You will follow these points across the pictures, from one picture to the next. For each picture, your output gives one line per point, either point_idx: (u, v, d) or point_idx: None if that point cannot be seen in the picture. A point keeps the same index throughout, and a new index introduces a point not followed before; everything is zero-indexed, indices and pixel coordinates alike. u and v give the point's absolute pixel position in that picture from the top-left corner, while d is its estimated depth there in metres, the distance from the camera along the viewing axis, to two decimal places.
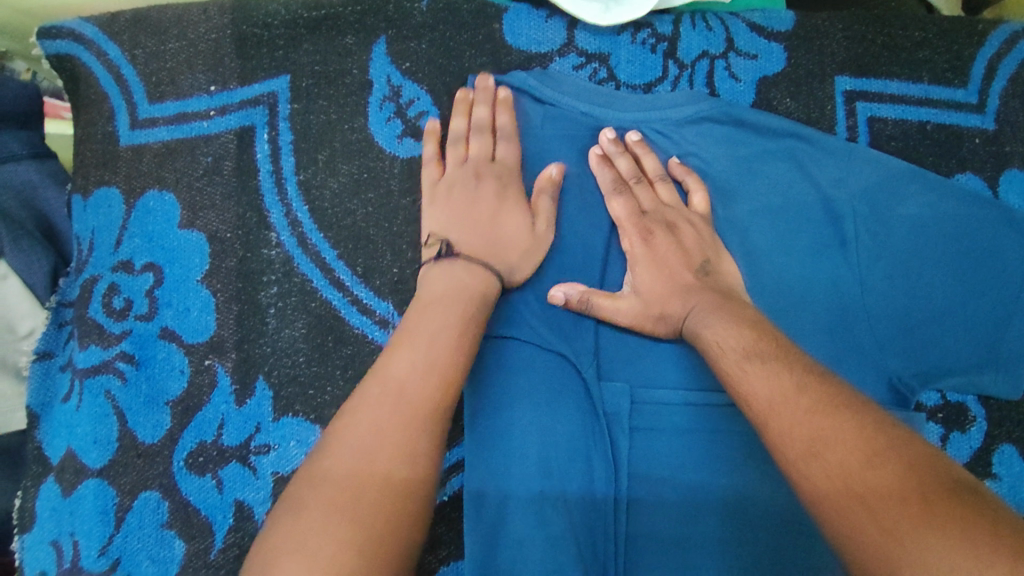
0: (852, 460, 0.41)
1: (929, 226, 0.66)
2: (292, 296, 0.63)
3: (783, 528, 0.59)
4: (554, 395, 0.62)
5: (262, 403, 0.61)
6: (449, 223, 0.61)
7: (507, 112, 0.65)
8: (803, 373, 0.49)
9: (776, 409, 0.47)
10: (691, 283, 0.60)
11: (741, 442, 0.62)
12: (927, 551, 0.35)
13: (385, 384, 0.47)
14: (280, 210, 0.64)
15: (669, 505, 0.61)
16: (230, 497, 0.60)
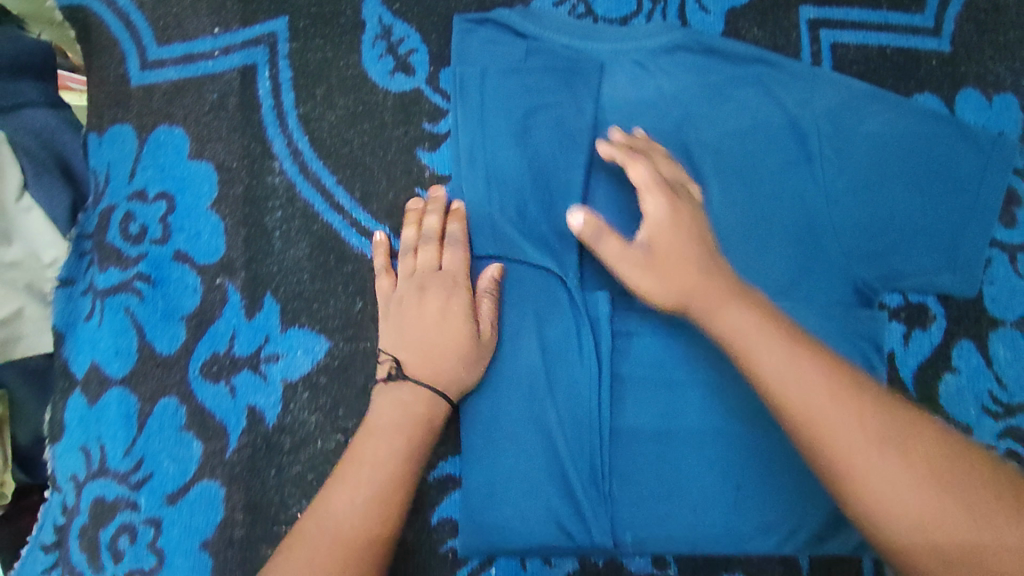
0: (884, 505, 0.46)
1: (891, 142, 0.71)
2: (295, 219, 0.68)
3: (750, 416, 0.65)
4: (540, 303, 0.67)
5: (270, 316, 0.66)
6: (396, 341, 0.64)
7: (456, 222, 0.67)
8: (789, 336, 0.53)
9: (814, 396, 0.50)
10: (711, 269, 0.57)
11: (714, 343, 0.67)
12: (905, 502, 0.46)
13: (325, 556, 0.54)
14: (281, 141, 0.69)
15: (652, 400, 0.66)
16: (243, 402, 0.65)
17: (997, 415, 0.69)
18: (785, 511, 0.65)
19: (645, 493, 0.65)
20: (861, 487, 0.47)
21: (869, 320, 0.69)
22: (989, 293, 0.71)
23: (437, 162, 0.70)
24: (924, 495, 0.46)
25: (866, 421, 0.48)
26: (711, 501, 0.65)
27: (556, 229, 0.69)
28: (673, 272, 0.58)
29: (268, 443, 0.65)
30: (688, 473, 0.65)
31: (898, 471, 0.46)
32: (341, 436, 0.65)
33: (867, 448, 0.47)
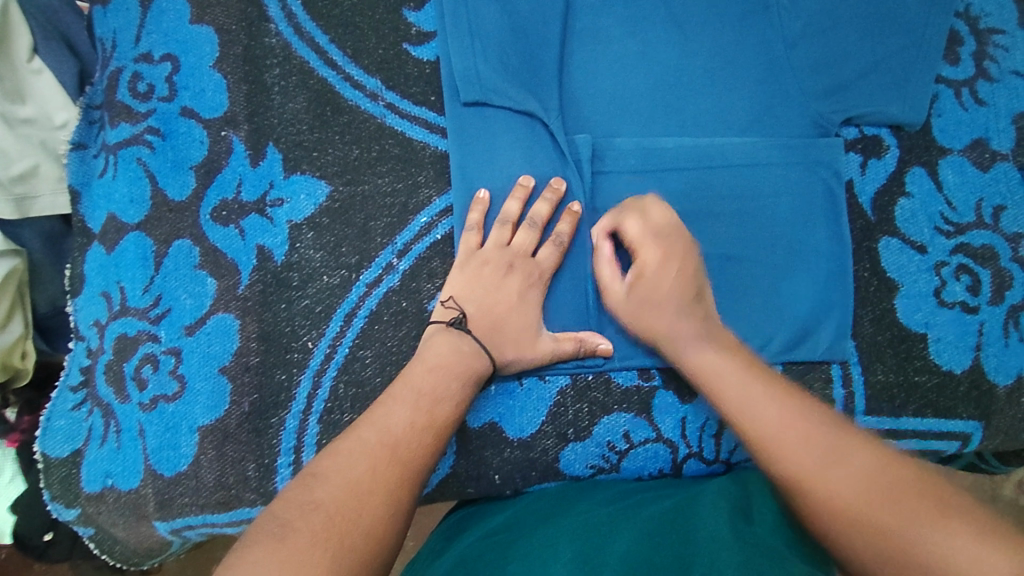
0: (831, 496, 0.46)
1: None
2: (292, 76, 0.73)
3: (717, 239, 0.73)
4: (526, 142, 0.72)
5: (273, 164, 0.71)
6: (469, 296, 0.66)
7: (566, 222, 0.69)
8: (746, 370, 0.57)
9: (744, 396, 0.55)
10: (688, 297, 0.63)
11: (684, 180, 0.74)
12: (839, 486, 0.46)
13: (379, 450, 0.51)
14: (276, 4, 0.74)
15: None
16: (253, 243, 0.70)
17: (945, 233, 0.75)
18: (756, 323, 0.71)
19: None
20: (794, 478, 0.48)
21: (826, 146, 0.75)
22: (937, 125, 0.78)
23: (422, 20, 0.75)
24: (840, 480, 0.46)
25: (806, 431, 0.50)
26: None
27: (536, 75, 0.73)
28: (649, 284, 0.64)
29: (277, 279, 0.69)
30: None
31: (830, 477, 0.47)
32: (345, 272, 0.70)
33: (803, 446, 0.49)
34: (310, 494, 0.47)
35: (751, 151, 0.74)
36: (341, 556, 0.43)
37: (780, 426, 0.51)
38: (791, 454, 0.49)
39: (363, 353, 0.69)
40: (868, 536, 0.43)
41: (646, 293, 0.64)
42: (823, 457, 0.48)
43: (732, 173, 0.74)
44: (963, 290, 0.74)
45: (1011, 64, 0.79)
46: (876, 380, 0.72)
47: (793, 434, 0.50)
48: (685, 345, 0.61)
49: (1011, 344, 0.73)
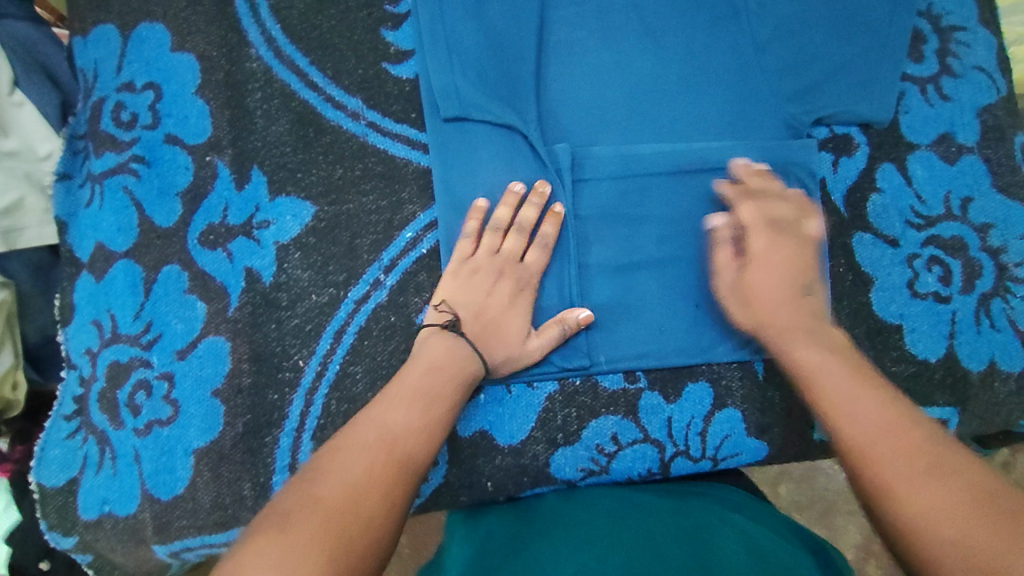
0: (918, 511, 0.44)
1: None
2: (274, 99, 0.74)
3: (697, 243, 0.74)
4: (507, 155, 0.74)
5: (259, 187, 0.72)
6: (460, 299, 0.68)
7: (552, 224, 0.71)
8: (851, 371, 0.57)
9: (843, 399, 0.54)
10: (797, 298, 0.65)
11: (665, 183, 0.75)
12: (929, 505, 0.44)
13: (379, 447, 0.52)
14: (256, 29, 0.75)
15: (612, 236, 0.74)
16: (241, 265, 0.70)
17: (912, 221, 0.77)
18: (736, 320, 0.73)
19: (610, 317, 0.72)
20: (885, 489, 0.46)
21: (799, 147, 0.77)
22: (905, 122, 0.80)
23: (401, 39, 0.76)
24: (940, 491, 0.44)
25: (911, 440, 0.49)
26: (675, 317, 0.73)
27: (514, 88, 0.75)
28: (762, 275, 0.67)
29: (266, 300, 0.70)
30: (648, 293, 0.73)
31: (933, 488, 0.45)
32: (333, 290, 0.71)
33: (900, 459, 0.47)
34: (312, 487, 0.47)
35: (728, 153, 0.76)
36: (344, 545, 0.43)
37: (875, 435, 0.50)
38: (885, 464, 0.48)
39: (353, 369, 0.70)
40: (947, 553, 0.41)
41: (764, 284, 0.66)
42: (925, 470, 0.46)
43: (708, 176, 0.76)
44: (935, 281, 0.76)
45: (974, 60, 0.81)
46: None
47: (890, 443, 0.49)
48: (793, 343, 0.61)
49: (983, 331, 0.75)
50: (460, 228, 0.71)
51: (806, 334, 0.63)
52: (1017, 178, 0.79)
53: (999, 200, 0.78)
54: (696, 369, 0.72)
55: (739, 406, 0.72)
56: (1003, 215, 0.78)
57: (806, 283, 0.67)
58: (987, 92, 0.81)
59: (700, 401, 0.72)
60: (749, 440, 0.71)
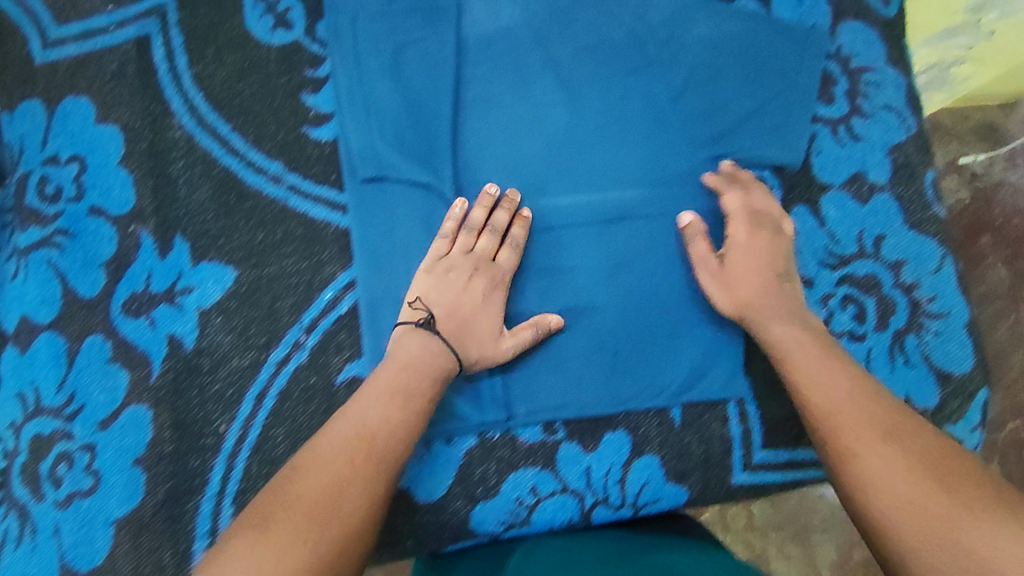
0: (874, 476, 0.53)
1: (719, 43, 0.81)
2: (197, 166, 0.75)
3: (614, 293, 0.76)
4: (425, 214, 0.75)
5: (181, 255, 0.74)
6: (429, 305, 0.69)
7: (520, 227, 0.73)
8: (823, 355, 0.65)
9: (815, 373, 0.63)
10: (776, 284, 0.71)
11: (584, 234, 0.77)
12: (879, 471, 0.53)
13: (352, 451, 0.58)
14: (179, 99, 0.76)
15: (532, 290, 0.75)
16: (163, 332, 0.72)
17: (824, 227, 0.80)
18: (652, 371, 0.75)
19: (530, 369, 0.73)
20: (845, 451, 0.56)
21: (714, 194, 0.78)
22: (817, 164, 0.82)
23: (321, 102, 0.77)
24: (891, 456, 0.53)
25: (866, 416, 0.58)
26: (594, 367, 0.74)
27: (431, 148, 0.76)
28: (735, 277, 0.72)
29: (189, 366, 0.72)
30: (569, 345, 0.74)
31: (886, 454, 0.54)
32: (255, 353, 0.73)
33: (862, 429, 0.56)
34: (290, 495, 0.55)
35: (644, 203, 0.78)
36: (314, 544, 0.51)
37: (842, 408, 0.59)
38: (847, 432, 0.57)
39: (275, 432, 0.72)
40: (902, 509, 0.50)
41: (741, 282, 0.71)
42: (882, 438, 0.55)
43: (625, 225, 0.77)
44: (850, 319, 0.78)
45: (883, 99, 0.83)
46: (772, 414, 0.76)
47: (846, 418, 0.58)
48: (768, 324, 0.69)
49: (897, 368, 0.77)
50: (378, 290, 0.73)
51: (788, 316, 0.70)
52: (927, 215, 0.81)
53: (910, 236, 0.80)
54: (614, 417, 0.75)
55: (656, 453, 0.74)
56: (915, 251, 0.80)
57: (779, 273, 0.72)
58: (896, 131, 0.83)
59: (619, 449, 0.74)
60: (669, 486, 0.73)
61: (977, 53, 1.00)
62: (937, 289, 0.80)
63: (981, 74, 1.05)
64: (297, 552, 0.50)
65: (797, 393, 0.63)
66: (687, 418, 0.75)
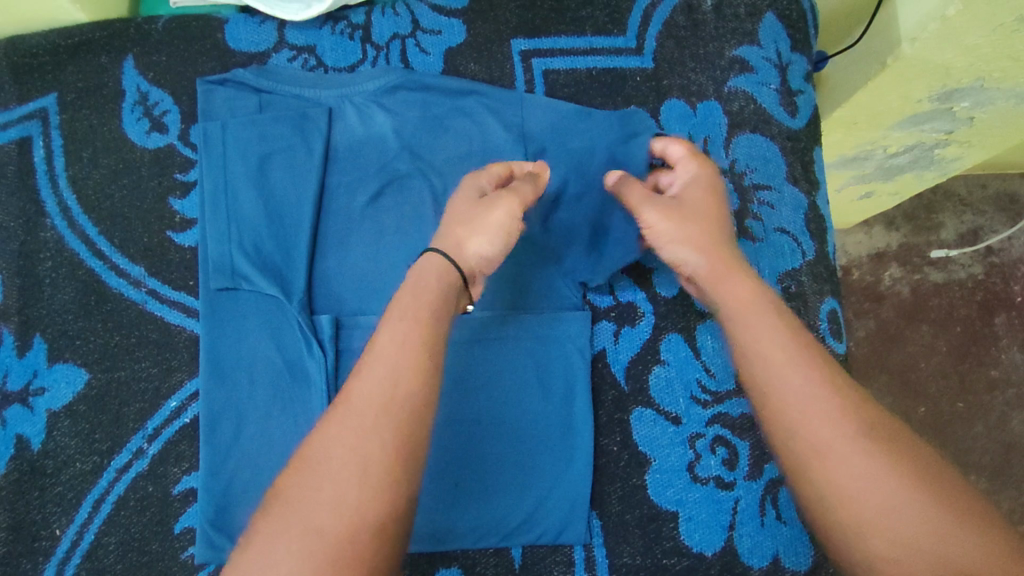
0: (854, 486, 0.46)
1: (597, 153, 0.77)
2: (63, 268, 0.78)
3: (522, 410, 0.73)
4: (277, 325, 0.75)
5: (38, 354, 0.75)
6: None
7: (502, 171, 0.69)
8: (779, 323, 0.54)
9: (775, 353, 0.52)
10: (721, 228, 0.63)
11: (490, 345, 0.74)
12: (852, 479, 0.46)
13: (347, 419, 0.51)
14: (53, 200, 0.79)
15: (450, 407, 0.72)
16: (12, 432, 0.73)
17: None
18: (536, 501, 0.71)
19: (446, 490, 0.71)
20: (817, 454, 0.47)
21: (572, 319, 0.75)
22: None
23: (187, 208, 0.79)
24: (867, 463, 0.46)
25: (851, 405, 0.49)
26: (511, 485, 0.71)
27: (285, 257, 0.76)
28: (692, 217, 0.63)
29: (32, 467, 0.73)
30: (488, 467, 0.71)
31: (860, 452, 0.47)
32: (97, 458, 0.73)
33: (837, 424, 0.48)
34: (309, 479, 0.49)
35: (497, 325, 0.74)
36: (309, 543, 0.46)
37: (813, 397, 0.49)
38: (817, 429, 0.48)
39: (107, 540, 0.71)
40: (885, 528, 0.44)
41: (691, 222, 0.63)
42: (867, 435, 0.47)
43: (521, 343, 0.74)
44: (718, 464, 0.72)
45: (777, 221, 0.78)
46: (622, 563, 0.70)
47: (833, 407, 0.48)
48: (724, 280, 0.59)
49: (766, 523, 0.70)
50: (216, 403, 0.73)
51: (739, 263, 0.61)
52: None
53: None
54: (450, 552, 0.71)
55: None
56: None
57: (723, 214, 0.65)
58: (791, 257, 0.77)
59: None
60: None
61: (959, 138, 1.05)
62: None
63: (971, 153, 1.12)
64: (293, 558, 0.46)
65: (756, 376, 0.52)
66: (527, 560, 0.71)
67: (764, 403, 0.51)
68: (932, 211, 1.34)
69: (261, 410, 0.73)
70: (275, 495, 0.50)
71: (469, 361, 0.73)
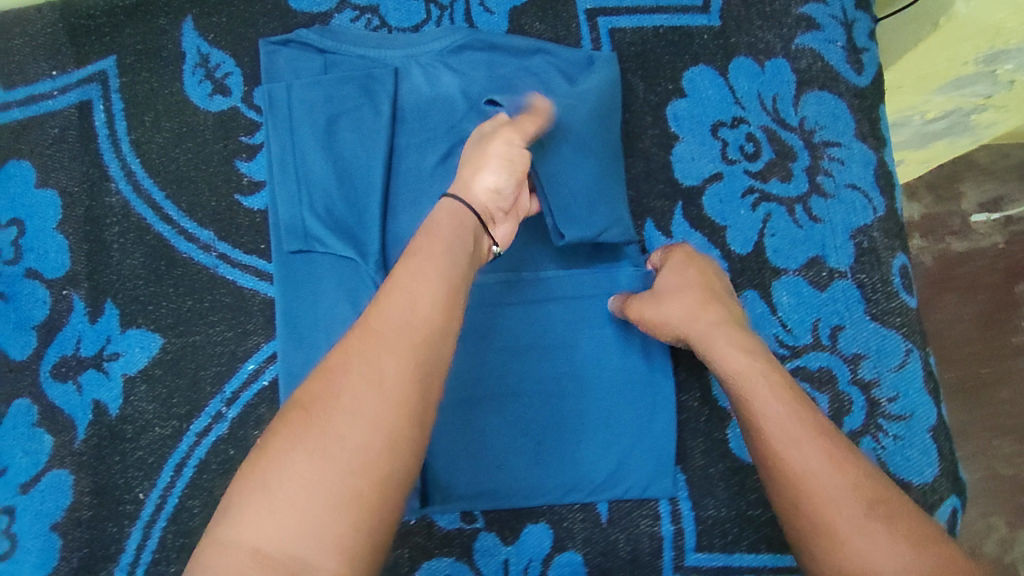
0: (862, 556, 0.46)
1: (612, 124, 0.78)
2: (130, 232, 0.77)
3: (535, 377, 0.73)
4: (353, 289, 0.74)
5: (111, 320, 0.75)
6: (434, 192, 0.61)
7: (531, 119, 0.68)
8: (787, 394, 0.55)
9: (789, 423, 0.53)
10: (706, 301, 0.66)
11: (502, 308, 0.74)
12: (863, 552, 0.46)
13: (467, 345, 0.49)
14: (116, 164, 0.78)
15: (464, 370, 0.73)
16: (89, 397, 0.73)
17: (758, 199, 0.78)
18: (551, 471, 0.71)
19: (457, 450, 0.71)
20: (828, 527, 0.47)
21: (608, 273, 0.75)
22: (772, 246, 0.77)
23: (254, 170, 0.78)
24: (876, 540, 0.46)
25: (853, 484, 0.49)
26: (521, 455, 0.72)
27: (359, 218, 0.75)
28: (676, 299, 0.67)
29: (111, 432, 0.72)
30: (497, 432, 0.72)
31: (868, 529, 0.46)
32: (176, 422, 0.73)
33: (845, 499, 0.48)
34: (334, 388, 0.45)
35: (508, 287, 0.74)
36: (327, 451, 0.42)
37: (824, 471, 0.49)
38: (828, 501, 0.48)
39: (191, 503, 0.71)
40: None
41: (676, 306, 0.66)
42: (867, 511, 0.47)
43: (536, 307, 0.74)
44: None
45: (847, 177, 0.78)
46: (708, 515, 0.71)
47: (841, 481, 0.49)
48: (722, 354, 0.61)
49: None
50: (297, 364, 0.72)
51: (739, 341, 0.62)
52: (893, 304, 0.75)
53: (872, 329, 0.75)
54: (537, 508, 0.71)
55: (580, 548, 0.70)
56: (877, 345, 0.74)
57: (713, 289, 0.68)
58: (862, 213, 0.78)
59: (539, 543, 0.71)
60: None
61: (996, 103, 1.06)
62: (899, 388, 0.74)
63: (1006, 118, 1.13)
64: (308, 461, 0.42)
65: (768, 446, 0.52)
66: (614, 514, 0.71)
67: (772, 477, 0.51)
68: (954, 180, 1.29)
69: None
70: (294, 402, 0.45)
71: (483, 323, 0.74)
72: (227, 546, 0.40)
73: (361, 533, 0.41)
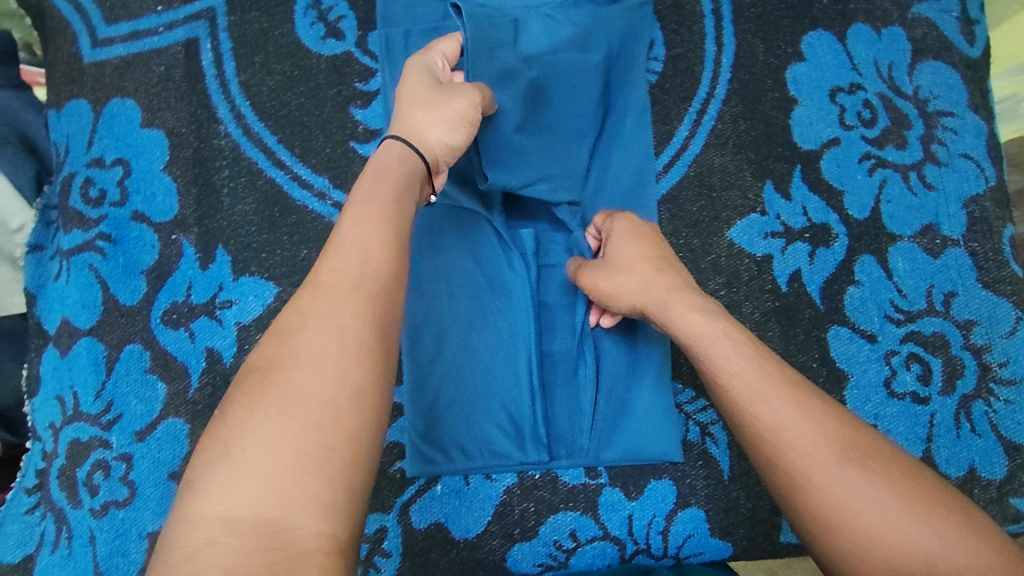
0: (846, 506, 0.42)
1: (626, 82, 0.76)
2: (241, 177, 0.74)
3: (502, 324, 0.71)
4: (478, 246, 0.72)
5: (223, 266, 0.72)
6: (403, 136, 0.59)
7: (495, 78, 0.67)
8: (751, 345, 0.50)
9: (752, 375, 0.48)
10: (667, 261, 0.61)
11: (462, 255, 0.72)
12: (843, 501, 0.42)
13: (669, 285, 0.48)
14: (225, 106, 0.75)
15: (435, 324, 0.70)
16: (201, 345, 0.71)
17: (874, 165, 0.78)
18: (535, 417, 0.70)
19: (435, 408, 0.70)
20: (803, 479, 0.43)
21: (559, 239, 0.74)
22: (888, 213, 0.78)
23: (370, 118, 0.76)
24: (858, 487, 0.42)
25: (821, 429, 0.44)
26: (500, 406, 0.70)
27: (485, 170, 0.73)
28: (630, 268, 0.61)
29: (225, 381, 0.70)
30: (473, 386, 0.70)
31: (846, 473, 0.42)
32: None
33: (819, 448, 0.44)
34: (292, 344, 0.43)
35: (466, 238, 0.72)
36: (292, 406, 0.40)
37: (794, 420, 0.45)
38: (796, 453, 0.44)
39: None
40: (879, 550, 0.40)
41: (630, 276, 0.60)
42: (840, 456, 0.43)
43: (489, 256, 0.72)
44: (914, 380, 0.74)
45: (961, 147, 0.79)
46: None
47: (815, 429, 0.44)
48: (680, 315, 0.55)
49: (962, 435, 0.73)
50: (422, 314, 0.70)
51: (697, 298, 0.56)
52: (1004, 273, 0.77)
53: (983, 296, 0.76)
54: (659, 465, 0.71)
55: (702, 505, 0.71)
56: (988, 312, 0.76)
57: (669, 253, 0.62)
58: (975, 182, 0.79)
59: (663, 499, 0.71)
60: (714, 541, 0.70)
61: None
62: (1009, 354, 0.75)
63: None
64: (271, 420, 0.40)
65: (735, 404, 0.48)
66: (735, 471, 0.72)
67: (743, 438, 0.47)
68: None
69: (463, 324, 0.71)
70: (249, 367, 0.43)
71: (437, 274, 0.71)
72: (195, 519, 0.37)
73: (332, 485, 0.39)
